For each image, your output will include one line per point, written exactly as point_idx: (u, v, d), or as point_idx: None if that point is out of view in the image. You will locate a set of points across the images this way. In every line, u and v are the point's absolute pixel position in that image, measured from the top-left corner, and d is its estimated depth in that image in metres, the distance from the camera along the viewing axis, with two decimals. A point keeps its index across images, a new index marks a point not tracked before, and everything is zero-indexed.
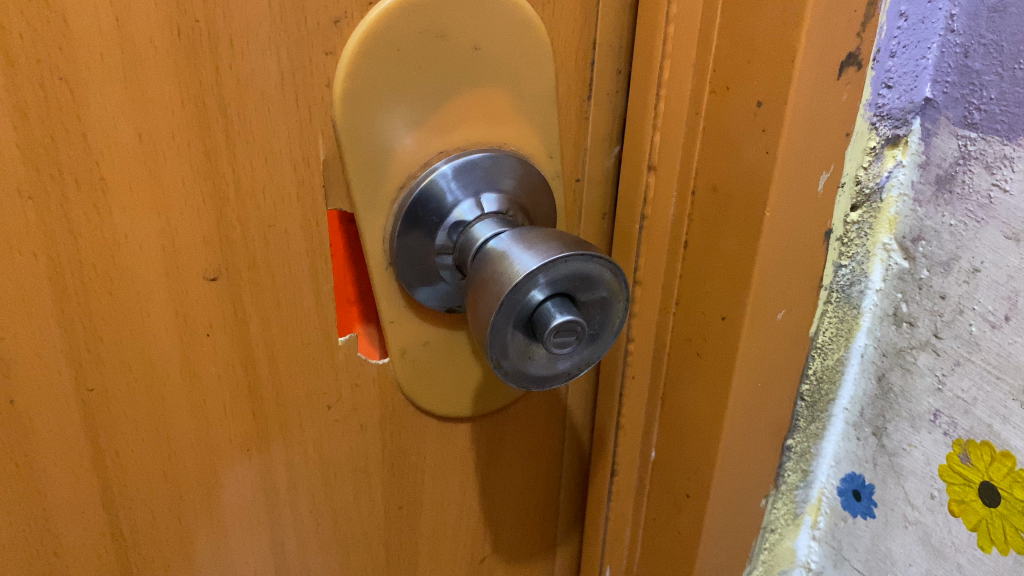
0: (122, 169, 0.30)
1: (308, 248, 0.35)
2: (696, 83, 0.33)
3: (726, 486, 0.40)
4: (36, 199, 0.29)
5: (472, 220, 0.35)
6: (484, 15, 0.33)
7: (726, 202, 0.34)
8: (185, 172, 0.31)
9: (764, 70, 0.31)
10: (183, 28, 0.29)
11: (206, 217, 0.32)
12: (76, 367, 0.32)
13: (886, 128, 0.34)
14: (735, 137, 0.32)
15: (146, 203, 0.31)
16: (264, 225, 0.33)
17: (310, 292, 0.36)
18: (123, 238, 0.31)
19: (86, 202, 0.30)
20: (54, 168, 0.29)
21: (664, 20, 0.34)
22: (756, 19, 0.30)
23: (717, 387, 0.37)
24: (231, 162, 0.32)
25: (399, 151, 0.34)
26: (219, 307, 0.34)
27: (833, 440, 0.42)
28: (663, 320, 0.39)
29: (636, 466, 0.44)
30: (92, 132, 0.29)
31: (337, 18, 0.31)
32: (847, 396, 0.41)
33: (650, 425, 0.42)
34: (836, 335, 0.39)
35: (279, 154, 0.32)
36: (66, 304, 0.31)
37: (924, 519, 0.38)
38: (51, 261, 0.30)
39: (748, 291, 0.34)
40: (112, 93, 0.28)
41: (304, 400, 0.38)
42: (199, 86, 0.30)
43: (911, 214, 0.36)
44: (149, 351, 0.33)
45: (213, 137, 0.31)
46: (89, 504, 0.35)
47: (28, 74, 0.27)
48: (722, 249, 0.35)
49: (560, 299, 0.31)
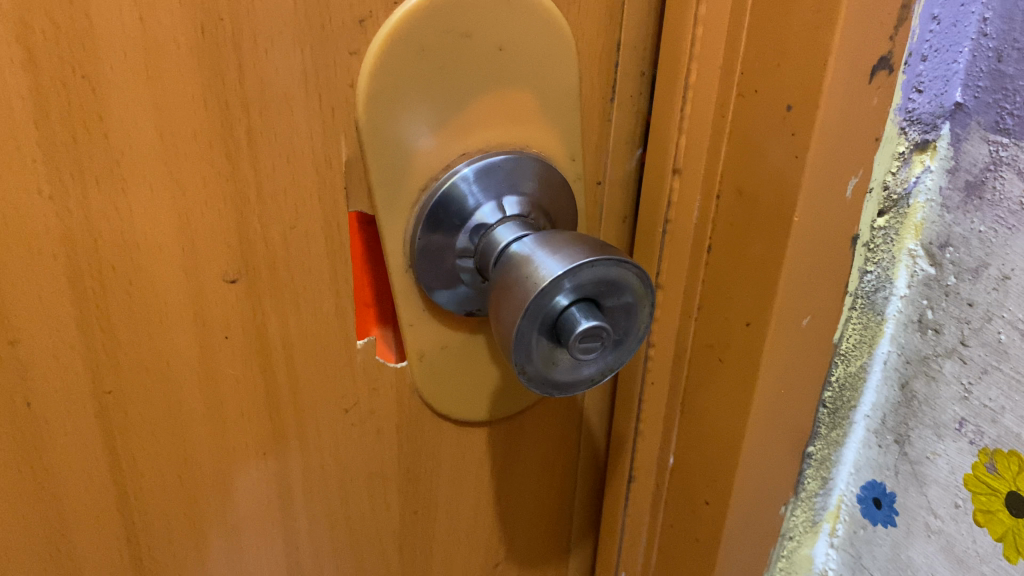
0: (143, 170, 0.29)
1: (329, 250, 0.35)
2: (723, 85, 0.33)
3: (747, 493, 0.39)
4: (56, 199, 0.28)
5: (495, 224, 0.35)
6: (509, 15, 0.33)
7: (753, 206, 0.33)
8: (206, 173, 0.30)
9: (795, 74, 0.30)
10: (208, 26, 0.28)
11: (227, 218, 0.32)
12: (93, 369, 0.32)
13: (916, 133, 0.34)
14: (764, 140, 0.32)
15: (166, 204, 0.30)
16: (285, 227, 0.33)
17: (330, 294, 0.36)
18: (143, 239, 0.30)
19: (107, 201, 0.29)
20: (74, 167, 0.28)
21: (693, 22, 0.33)
22: (787, 21, 0.30)
23: (740, 393, 0.36)
24: (253, 163, 0.31)
25: (421, 153, 0.34)
26: (238, 310, 0.34)
27: (853, 447, 0.42)
28: (684, 326, 0.38)
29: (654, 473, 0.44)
30: (114, 132, 0.28)
31: (362, 17, 0.31)
32: (868, 403, 0.40)
33: (669, 430, 0.41)
34: (860, 342, 0.38)
35: (302, 155, 0.32)
36: (84, 305, 0.31)
37: (947, 528, 0.38)
38: (70, 261, 0.30)
39: (774, 297, 0.34)
40: (134, 92, 0.28)
41: (322, 404, 0.38)
42: (222, 86, 0.29)
43: (937, 220, 0.35)
44: (167, 353, 0.33)
45: (235, 137, 0.30)
46: (104, 508, 0.35)
47: (51, 72, 0.26)
48: (748, 254, 0.34)
49: (586, 305, 0.31)
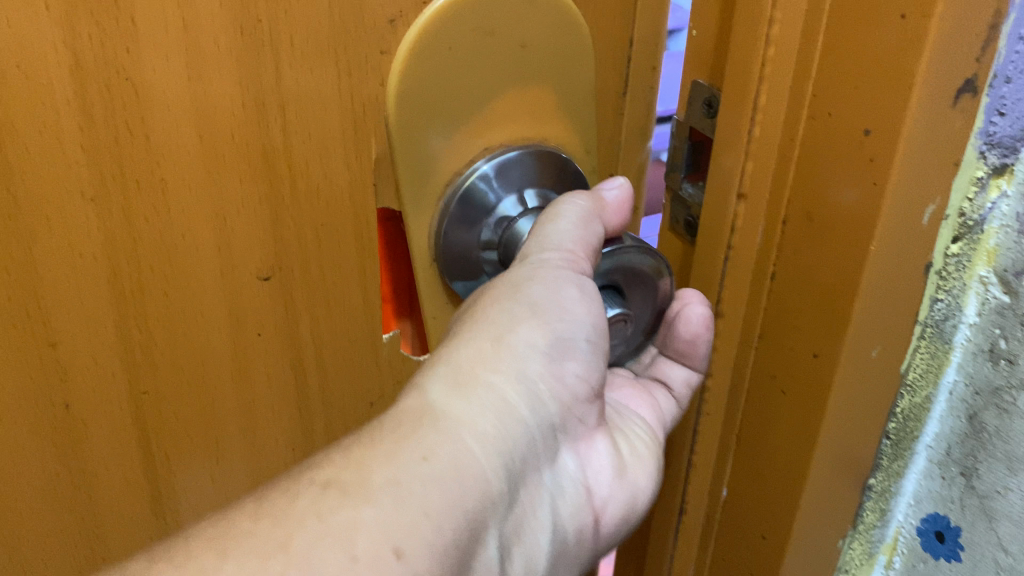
0: (181, 170, 0.28)
1: (359, 249, 0.33)
2: (793, 106, 0.32)
3: (808, 526, 0.38)
4: (98, 200, 0.27)
5: (517, 217, 0.35)
6: (533, 12, 0.32)
7: (823, 232, 0.32)
8: (244, 172, 0.29)
9: (872, 96, 0.29)
10: (247, 27, 0.27)
11: (263, 218, 0.31)
12: (130, 370, 0.31)
13: (995, 157, 0.32)
14: (833, 158, 0.31)
15: (205, 205, 0.29)
16: (317, 225, 0.32)
17: (358, 291, 0.34)
18: (180, 239, 0.29)
19: (148, 201, 0.28)
20: (115, 167, 0.27)
21: (764, 41, 0.31)
22: (868, 38, 0.28)
23: (806, 424, 0.35)
24: (290, 162, 0.30)
25: (443, 155, 0.33)
26: (272, 307, 0.33)
27: (913, 478, 0.41)
28: (743, 354, 0.37)
29: (704, 505, 0.42)
30: (155, 133, 0.27)
31: (391, 18, 0.29)
32: (931, 433, 0.39)
33: (724, 461, 0.40)
34: (927, 371, 0.37)
35: (335, 151, 0.31)
36: (123, 306, 0.30)
37: (1020, 567, 0.36)
38: (111, 261, 0.29)
39: (846, 326, 0.32)
40: (175, 91, 0.27)
41: (349, 398, 0.37)
42: (259, 85, 0.28)
43: (1015, 246, 0.33)
44: (203, 353, 0.32)
45: (271, 137, 0.29)
46: (137, 508, 0.34)
47: (95, 72, 0.26)
48: (816, 281, 0.33)
49: (611, 292, 0.36)
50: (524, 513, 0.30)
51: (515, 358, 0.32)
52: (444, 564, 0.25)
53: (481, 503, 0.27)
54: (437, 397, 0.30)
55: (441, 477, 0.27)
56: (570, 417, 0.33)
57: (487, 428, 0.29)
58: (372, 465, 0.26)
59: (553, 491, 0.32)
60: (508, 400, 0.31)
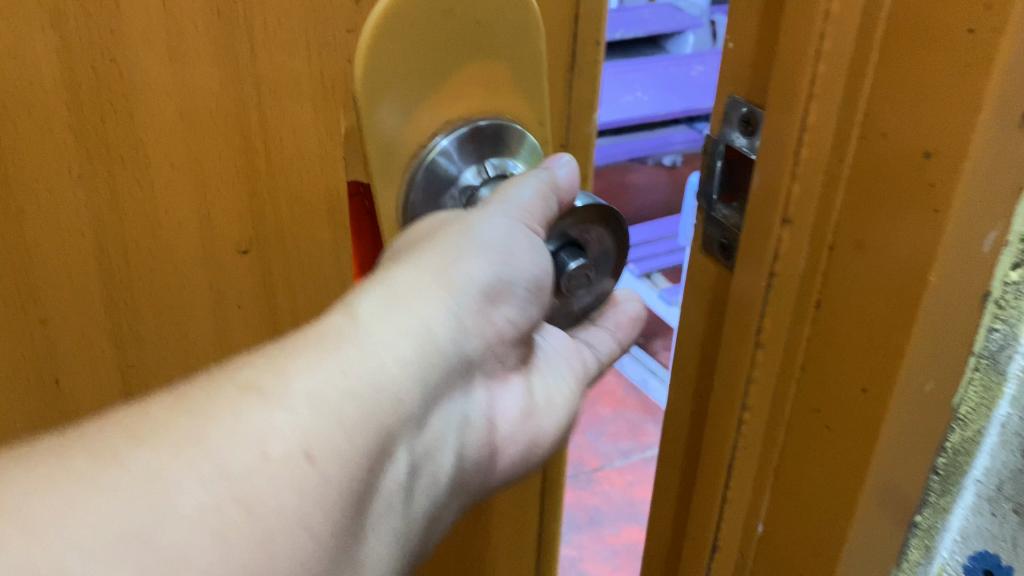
0: (163, 143, 0.32)
1: (329, 218, 0.37)
2: (841, 118, 0.29)
3: (854, 568, 0.36)
4: (86, 179, 0.31)
5: (479, 186, 0.39)
6: None
7: (874, 260, 0.30)
8: (224, 148, 0.33)
9: (930, 109, 0.27)
10: (222, 9, 0.31)
11: (240, 192, 0.34)
12: (118, 346, 0.36)
13: None
14: (885, 173, 0.29)
15: (187, 181, 0.33)
16: (291, 200, 0.35)
17: (330, 259, 0.38)
18: (163, 214, 0.33)
19: (131, 178, 0.32)
20: (101, 147, 0.31)
21: (814, 46, 0.29)
22: (929, 49, 0.26)
23: (853, 468, 0.33)
24: (263, 134, 0.33)
25: (408, 129, 0.37)
26: (249, 278, 0.36)
27: (961, 513, 0.39)
28: (783, 389, 0.35)
29: (737, 542, 0.40)
30: (137, 111, 0.31)
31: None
32: (981, 467, 0.37)
33: (759, 498, 0.38)
34: (980, 404, 0.35)
35: (306, 127, 0.34)
36: (107, 281, 0.34)
37: None
38: (96, 238, 0.33)
39: (900, 365, 0.30)
40: (153, 68, 0.30)
41: None
42: (234, 62, 0.32)
43: None
44: (185, 328, 0.36)
45: (248, 115, 0.33)
46: None
47: (81, 56, 0.29)
48: (863, 310, 0.31)
49: (571, 249, 0.40)
50: (433, 433, 0.32)
51: (447, 292, 0.33)
52: (353, 472, 0.27)
53: (394, 421, 0.29)
54: (366, 316, 0.31)
55: (361, 395, 0.28)
56: (485, 353, 0.35)
57: (410, 352, 0.31)
58: (295, 372, 0.27)
59: (461, 417, 0.34)
60: (432, 328, 0.32)
